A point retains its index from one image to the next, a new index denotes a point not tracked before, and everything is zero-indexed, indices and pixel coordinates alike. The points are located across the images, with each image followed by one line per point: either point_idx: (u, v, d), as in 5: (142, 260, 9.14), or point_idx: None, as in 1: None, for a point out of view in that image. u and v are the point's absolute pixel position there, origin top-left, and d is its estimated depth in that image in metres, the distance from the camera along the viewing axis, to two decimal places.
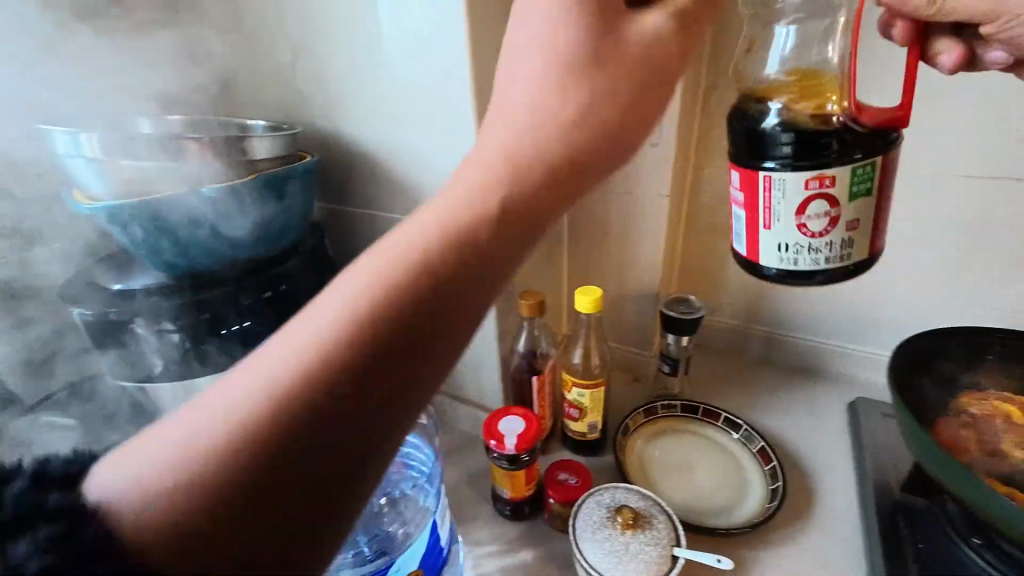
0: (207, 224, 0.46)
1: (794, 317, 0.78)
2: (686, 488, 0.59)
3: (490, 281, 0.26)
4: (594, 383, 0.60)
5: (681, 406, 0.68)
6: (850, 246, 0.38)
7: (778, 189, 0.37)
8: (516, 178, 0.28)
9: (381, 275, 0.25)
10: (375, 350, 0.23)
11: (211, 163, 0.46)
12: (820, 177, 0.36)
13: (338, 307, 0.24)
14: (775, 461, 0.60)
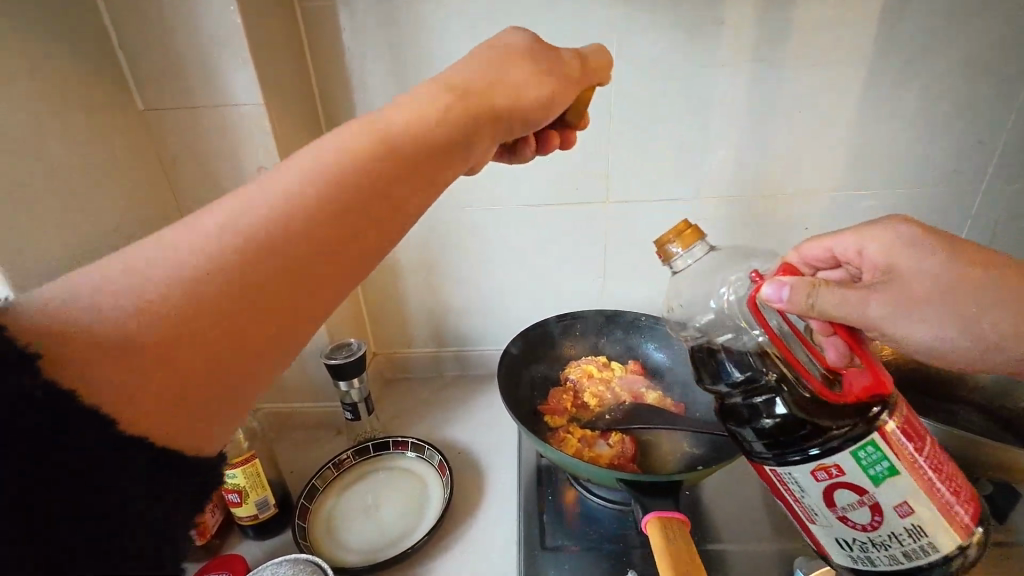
0: None
1: (467, 334, 0.89)
2: (370, 532, 0.59)
3: (332, 267, 0.27)
4: (241, 460, 0.55)
5: (369, 447, 0.69)
6: (922, 534, 0.37)
7: (795, 486, 0.40)
8: (326, 185, 0.27)
9: (232, 226, 0.25)
10: (214, 301, 0.24)
11: None
12: (820, 466, 0.38)
13: (159, 278, 0.24)
14: (447, 470, 0.65)
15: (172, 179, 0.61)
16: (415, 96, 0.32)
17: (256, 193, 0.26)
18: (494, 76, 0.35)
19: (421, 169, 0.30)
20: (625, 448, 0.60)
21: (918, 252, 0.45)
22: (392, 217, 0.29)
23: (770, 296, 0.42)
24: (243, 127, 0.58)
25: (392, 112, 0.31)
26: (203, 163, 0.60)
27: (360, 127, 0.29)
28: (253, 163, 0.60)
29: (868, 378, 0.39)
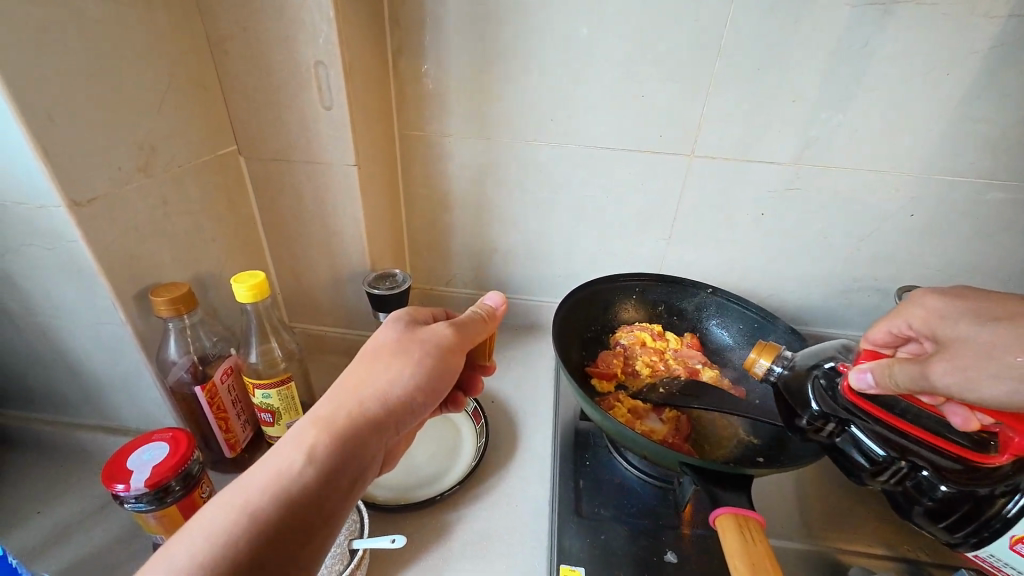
0: None
1: (511, 281, 0.84)
2: (400, 469, 0.58)
3: (315, 537, 0.33)
4: (277, 380, 0.52)
5: None
6: None
7: (1005, 563, 0.44)
8: (322, 443, 0.36)
9: (259, 483, 0.33)
10: (242, 559, 0.30)
11: None
12: (1015, 538, 0.42)
13: (205, 525, 0.30)
14: (483, 419, 0.63)
15: (221, 64, 0.55)
16: (357, 371, 0.41)
17: (246, 484, 0.33)
18: (422, 375, 0.41)
19: (368, 439, 0.38)
20: (678, 426, 0.56)
21: (969, 314, 0.39)
22: (355, 470, 0.36)
23: (861, 384, 0.42)
24: (304, 11, 0.50)
25: (342, 399, 0.39)
26: (255, 49, 0.53)
27: (311, 423, 0.37)
28: (310, 57, 0.53)
29: (1016, 434, 0.38)
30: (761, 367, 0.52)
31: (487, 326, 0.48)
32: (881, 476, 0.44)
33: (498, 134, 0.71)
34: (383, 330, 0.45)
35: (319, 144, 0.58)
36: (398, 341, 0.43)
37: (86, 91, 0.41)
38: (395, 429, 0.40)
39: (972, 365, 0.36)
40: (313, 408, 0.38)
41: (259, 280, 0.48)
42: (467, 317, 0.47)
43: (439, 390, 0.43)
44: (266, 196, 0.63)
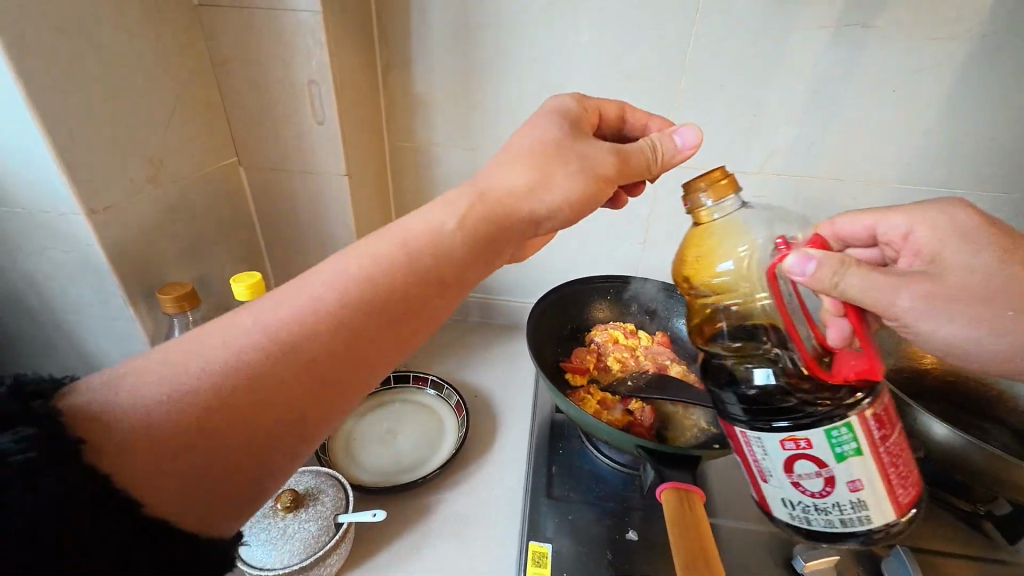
0: None
1: (496, 282, 0.89)
2: (386, 457, 0.63)
3: (332, 376, 0.30)
4: None
5: (391, 378, 0.72)
6: (863, 507, 0.36)
7: (758, 448, 0.37)
8: (429, 254, 0.34)
9: (346, 279, 0.31)
10: (319, 349, 0.29)
11: None
12: (791, 436, 0.35)
13: (292, 305, 0.30)
14: (464, 411, 0.67)
15: (223, 84, 0.60)
16: (424, 225, 0.36)
17: (341, 269, 0.32)
18: (556, 183, 0.40)
19: (473, 265, 0.37)
20: (642, 416, 0.61)
21: (967, 242, 0.45)
22: (369, 336, 0.31)
23: (793, 270, 0.38)
24: (299, 37, 0.55)
25: (460, 207, 0.37)
26: (254, 70, 0.58)
27: (422, 228, 0.35)
28: (304, 78, 0.58)
29: (864, 361, 0.37)
30: (706, 199, 0.42)
31: (659, 167, 0.44)
32: (740, 360, 0.43)
33: (482, 145, 0.75)
34: (542, 124, 0.43)
35: (313, 156, 0.63)
36: (548, 142, 0.41)
37: (102, 109, 0.46)
38: (501, 252, 0.39)
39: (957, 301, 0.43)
40: (432, 209, 0.37)
41: (256, 281, 0.53)
42: (642, 145, 0.43)
43: (579, 212, 0.41)
44: (264, 203, 0.68)
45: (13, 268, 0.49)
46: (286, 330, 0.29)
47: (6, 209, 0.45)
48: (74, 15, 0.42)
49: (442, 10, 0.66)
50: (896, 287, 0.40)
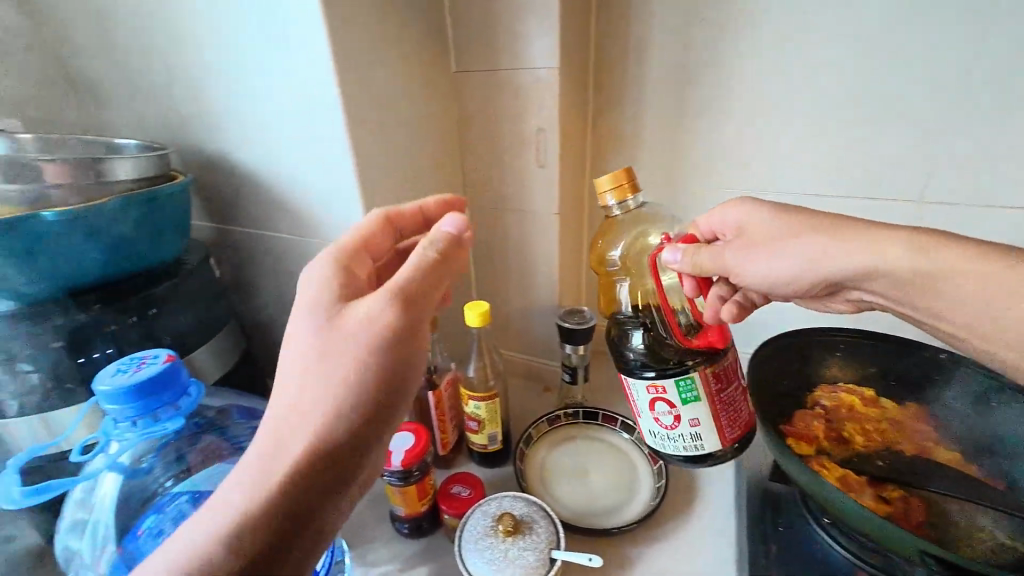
0: (82, 242, 0.44)
1: None
2: (579, 496, 0.62)
3: (283, 546, 0.29)
4: (487, 395, 0.62)
5: (581, 413, 0.71)
6: (698, 438, 0.45)
7: (632, 389, 0.47)
8: (350, 368, 0.32)
9: (291, 428, 0.31)
10: (261, 528, 0.29)
11: (143, 148, 0.53)
12: (653, 382, 0.45)
13: (228, 497, 0.30)
14: (661, 460, 0.63)
15: (462, 134, 0.68)
16: (337, 319, 0.33)
17: (272, 421, 0.31)
18: (435, 281, 0.36)
19: (399, 368, 0.33)
20: (906, 509, 0.50)
21: (777, 215, 0.46)
22: (313, 488, 0.30)
23: (668, 261, 0.46)
24: (535, 89, 0.61)
25: (371, 319, 0.33)
26: (491, 122, 0.66)
27: (323, 334, 0.33)
28: (533, 126, 0.63)
29: (714, 330, 0.46)
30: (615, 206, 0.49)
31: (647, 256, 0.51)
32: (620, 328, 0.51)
33: (686, 182, 0.71)
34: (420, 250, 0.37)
35: (530, 195, 0.68)
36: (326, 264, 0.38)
37: (389, 163, 0.56)
38: (415, 344, 0.34)
39: (819, 254, 0.42)
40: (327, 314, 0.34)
41: (484, 309, 0.59)
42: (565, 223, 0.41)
43: (408, 312, 0.34)
44: (478, 237, 0.75)
45: None
46: (228, 517, 0.29)
47: (319, 241, 0.57)
48: (384, 90, 0.53)
49: (662, 50, 0.65)
50: (751, 253, 0.44)
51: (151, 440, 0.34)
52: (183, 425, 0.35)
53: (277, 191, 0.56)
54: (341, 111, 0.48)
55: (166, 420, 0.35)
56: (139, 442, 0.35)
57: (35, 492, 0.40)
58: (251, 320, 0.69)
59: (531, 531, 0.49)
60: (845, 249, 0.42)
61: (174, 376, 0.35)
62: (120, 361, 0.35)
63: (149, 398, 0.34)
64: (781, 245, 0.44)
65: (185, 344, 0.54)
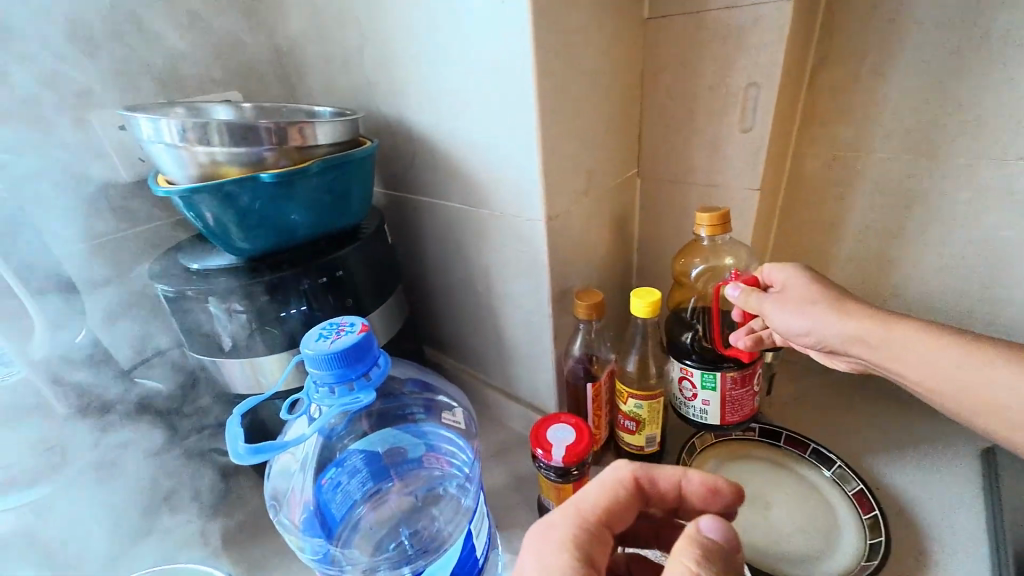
0: (286, 204, 0.47)
1: None
2: (759, 531, 0.52)
3: None
4: (650, 394, 0.54)
5: (758, 429, 0.61)
6: (702, 415, 0.55)
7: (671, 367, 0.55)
8: None
9: None
10: None
11: (336, 115, 0.54)
12: (682, 367, 0.54)
13: None
14: (879, 510, 0.50)
15: (646, 92, 0.59)
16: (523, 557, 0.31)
17: None
18: (589, 541, 0.32)
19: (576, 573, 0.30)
20: None
21: (809, 285, 0.47)
22: None
23: (728, 294, 0.51)
24: (755, 32, 0.49)
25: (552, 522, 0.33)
26: (687, 77, 0.55)
27: None
28: (743, 80, 0.52)
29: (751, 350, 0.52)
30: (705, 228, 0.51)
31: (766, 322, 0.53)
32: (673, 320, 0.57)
33: (949, 152, 0.54)
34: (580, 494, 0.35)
35: (724, 167, 0.57)
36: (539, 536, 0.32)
37: (574, 127, 0.50)
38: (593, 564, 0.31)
39: (821, 324, 0.46)
40: None
41: (656, 298, 0.50)
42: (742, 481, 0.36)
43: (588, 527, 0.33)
44: (648, 213, 0.66)
45: (476, 259, 0.60)
46: None
47: (489, 212, 0.54)
48: (578, 40, 0.46)
49: None
50: (787, 313, 0.47)
51: (348, 408, 0.35)
52: (373, 399, 0.35)
53: (454, 158, 0.54)
54: (533, 74, 0.43)
55: (360, 390, 0.35)
56: (338, 417, 0.35)
57: (253, 451, 0.37)
58: (413, 286, 0.71)
59: None
60: (842, 320, 0.45)
61: (368, 346, 0.35)
62: (321, 328, 0.37)
63: (347, 369, 0.34)
64: (801, 306, 0.47)
65: (362, 308, 0.56)
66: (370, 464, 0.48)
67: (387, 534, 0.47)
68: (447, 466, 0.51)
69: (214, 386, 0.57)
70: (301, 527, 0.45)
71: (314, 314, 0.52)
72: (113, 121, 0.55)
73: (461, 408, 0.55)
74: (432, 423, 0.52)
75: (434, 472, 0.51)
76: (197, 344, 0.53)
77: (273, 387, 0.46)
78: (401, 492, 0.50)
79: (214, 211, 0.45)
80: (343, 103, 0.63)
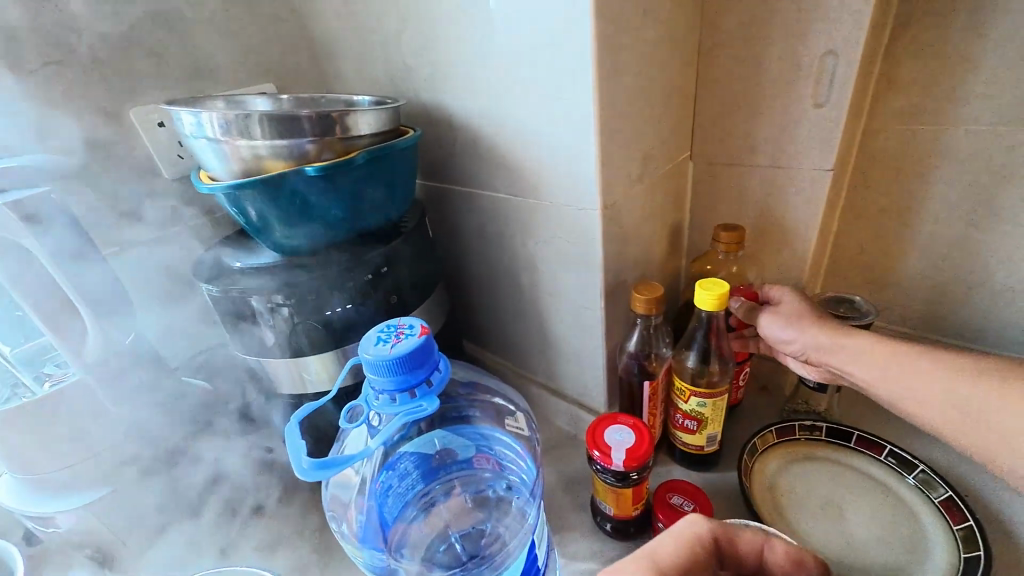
0: (331, 198, 0.45)
1: (995, 331, 0.59)
2: (834, 538, 0.48)
3: None
4: (714, 391, 0.51)
5: (827, 429, 0.57)
6: None
7: None
8: None
9: None
10: None
11: (376, 104, 0.52)
12: None
13: None
14: (972, 519, 0.46)
15: (703, 68, 0.54)
16: None
17: None
18: None
19: None
20: None
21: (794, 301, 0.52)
22: None
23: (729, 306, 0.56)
24: None
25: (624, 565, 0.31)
26: (751, 49, 0.51)
27: None
28: (819, 50, 0.47)
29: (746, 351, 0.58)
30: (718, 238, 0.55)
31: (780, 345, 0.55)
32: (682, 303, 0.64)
33: None
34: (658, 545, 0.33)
35: (792, 147, 0.52)
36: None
37: (632, 107, 0.46)
38: None
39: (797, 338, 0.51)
40: None
41: (724, 290, 0.47)
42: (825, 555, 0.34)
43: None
44: (701, 200, 0.62)
45: (521, 252, 0.57)
46: None
47: (537, 201, 0.51)
48: (639, 11, 0.42)
49: None
50: (770, 324, 0.52)
51: (410, 417, 0.33)
52: (436, 405, 0.34)
53: (499, 146, 0.51)
54: (592, 47, 0.39)
55: (422, 397, 0.34)
56: (402, 424, 0.34)
57: (318, 465, 0.36)
58: (452, 280, 0.69)
59: None
60: (811, 333, 0.49)
61: (429, 351, 0.34)
62: (379, 330, 0.35)
63: (409, 373, 0.33)
64: (786, 321, 0.51)
65: (406, 305, 0.54)
66: (420, 465, 0.47)
67: (438, 537, 0.45)
68: (500, 470, 0.49)
69: (259, 385, 0.56)
70: (354, 534, 0.43)
71: (358, 312, 0.51)
72: (152, 117, 0.54)
73: (523, 413, 0.52)
74: (485, 426, 0.49)
75: (486, 475, 0.49)
76: (242, 344, 0.52)
77: (329, 392, 0.45)
78: (451, 494, 0.48)
79: (258, 206, 0.44)
80: (378, 91, 0.60)
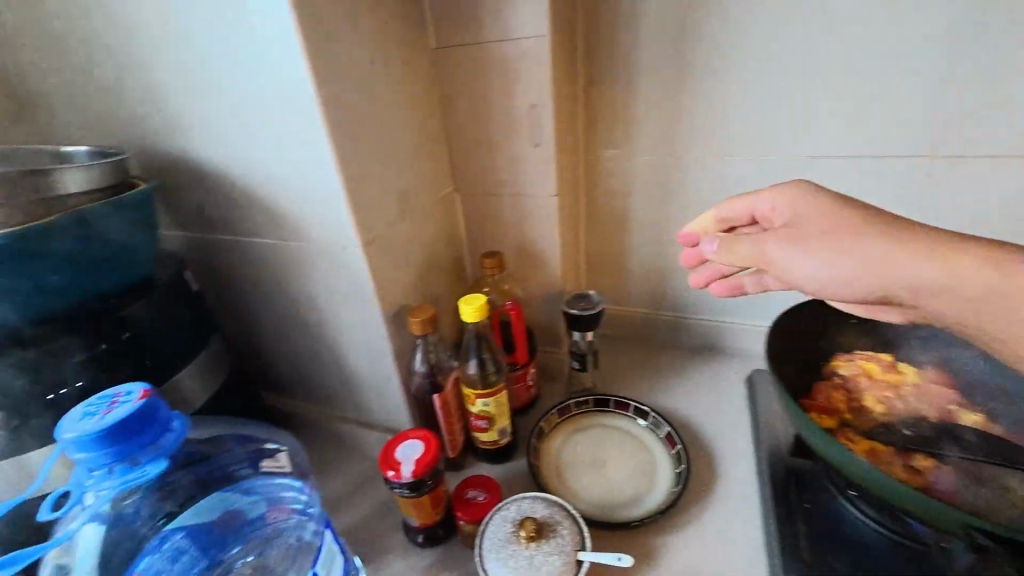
0: (36, 269, 0.40)
1: (691, 301, 0.81)
2: (599, 487, 0.60)
3: None
4: (494, 389, 0.58)
5: (593, 400, 0.69)
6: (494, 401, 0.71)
7: None
8: None
9: None
10: None
11: (97, 157, 0.48)
12: None
13: None
14: (681, 445, 0.62)
15: (447, 115, 0.63)
16: None
17: None
18: None
19: None
20: (942, 478, 0.47)
21: (812, 200, 0.46)
22: None
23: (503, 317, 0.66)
24: (526, 62, 0.57)
25: None
26: (479, 101, 0.61)
27: None
28: (525, 103, 0.59)
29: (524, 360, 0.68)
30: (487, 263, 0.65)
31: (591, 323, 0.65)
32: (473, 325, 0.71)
33: (685, 152, 0.69)
34: None
35: (525, 178, 0.64)
36: None
37: (376, 153, 0.51)
38: None
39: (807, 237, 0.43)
40: None
41: (482, 302, 0.55)
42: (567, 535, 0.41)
43: None
44: (471, 225, 0.71)
45: (300, 292, 0.58)
46: None
47: (303, 243, 0.53)
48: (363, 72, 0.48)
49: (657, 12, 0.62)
50: (745, 240, 0.45)
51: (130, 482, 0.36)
52: (163, 467, 0.37)
53: (254, 192, 0.51)
54: (318, 100, 0.43)
55: (145, 463, 0.37)
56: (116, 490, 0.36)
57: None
58: (237, 331, 0.65)
59: (557, 536, 0.46)
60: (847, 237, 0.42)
61: (143, 417, 0.36)
62: (88, 405, 0.37)
63: (123, 443, 0.35)
64: (808, 234, 0.43)
65: (166, 368, 0.50)
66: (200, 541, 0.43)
67: None
68: (295, 514, 0.48)
69: None
70: None
71: (98, 386, 0.45)
72: None
73: (286, 450, 0.53)
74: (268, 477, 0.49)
75: (284, 526, 0.47)
76: None
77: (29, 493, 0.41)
78: (251, 554, 0.45)
79: None
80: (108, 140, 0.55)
